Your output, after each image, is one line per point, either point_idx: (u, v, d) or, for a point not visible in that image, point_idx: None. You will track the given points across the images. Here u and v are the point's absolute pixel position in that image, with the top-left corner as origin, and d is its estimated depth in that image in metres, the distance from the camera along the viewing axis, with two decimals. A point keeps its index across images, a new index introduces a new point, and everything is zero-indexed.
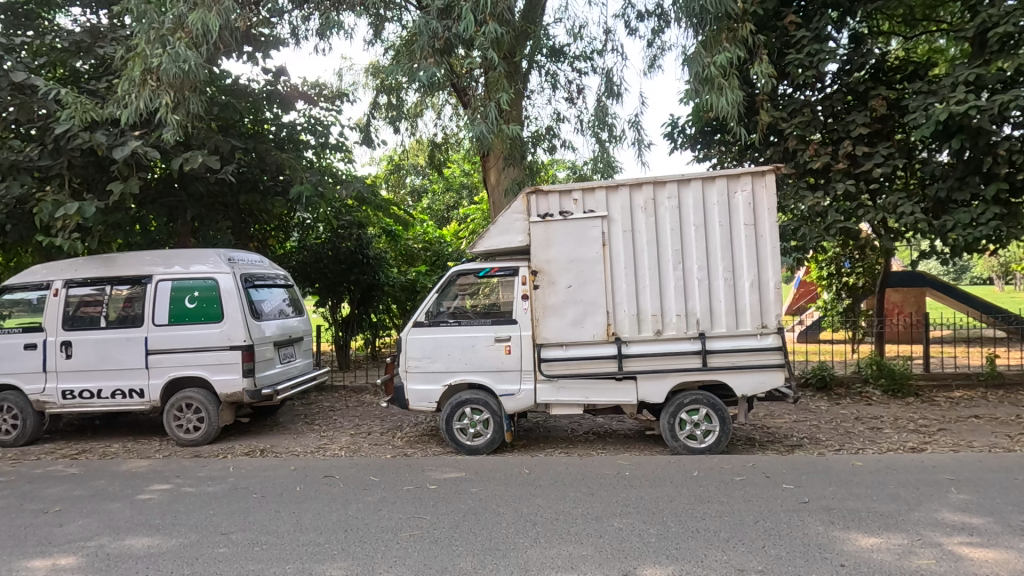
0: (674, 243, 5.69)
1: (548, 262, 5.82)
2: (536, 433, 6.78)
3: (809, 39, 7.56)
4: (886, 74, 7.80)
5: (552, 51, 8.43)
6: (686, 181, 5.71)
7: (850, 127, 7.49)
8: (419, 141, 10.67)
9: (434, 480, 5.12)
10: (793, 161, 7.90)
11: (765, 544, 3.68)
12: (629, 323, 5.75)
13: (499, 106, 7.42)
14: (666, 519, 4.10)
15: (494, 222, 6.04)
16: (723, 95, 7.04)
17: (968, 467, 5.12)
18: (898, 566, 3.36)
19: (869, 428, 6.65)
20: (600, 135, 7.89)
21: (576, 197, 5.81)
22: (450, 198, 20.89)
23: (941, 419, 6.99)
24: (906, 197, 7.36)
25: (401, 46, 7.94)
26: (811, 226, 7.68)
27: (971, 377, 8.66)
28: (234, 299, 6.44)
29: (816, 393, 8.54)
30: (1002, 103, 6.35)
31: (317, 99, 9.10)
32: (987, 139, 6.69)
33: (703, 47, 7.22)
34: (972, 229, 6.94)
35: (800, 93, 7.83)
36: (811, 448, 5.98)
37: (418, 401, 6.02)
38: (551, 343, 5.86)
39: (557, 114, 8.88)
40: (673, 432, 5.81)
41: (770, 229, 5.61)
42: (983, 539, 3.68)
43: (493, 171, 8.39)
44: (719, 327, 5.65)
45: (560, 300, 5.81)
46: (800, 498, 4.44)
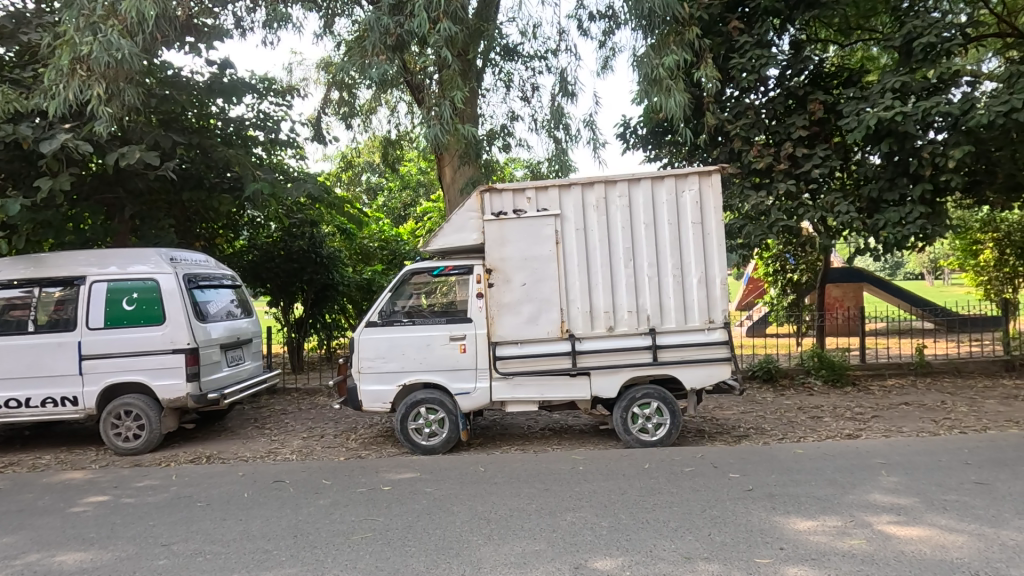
0: (625, 241, 5.81)
1: (503, 260, 5.84)
2: (492, 431, 6.80)
3: (752, 44, 7.86)
4: (824, 80, 8.19)
5: (506, 50, 8.44)
6: (636, 180, 5.83)
7: (791, 129, 7.85)
8: (373, 137, 10.48)
9: (388, 482, 5.05)
10: (738, 161, 8.21)
11: (712, 531, 3.82)
12: (582, 320, 5.84)
13: (454, 104, 7.40)
14: (618, 511, 4.18)
15: (447, 220, 6.02)
16: (671, 96, 7.23)
17: (898, 451, 5.45)
18: (833, 546, 3.54)
19: (810, 417, 6.98)
20: (555, 134, 7.96)
21: (529, 195, 5.85)
22: (408, 196, 20.64)
23: (875, 407, 7.43)
24: (842, 197, 7.76)
25: (353, 41, 7.79)
26: (755, 225, 8.00)
27: (902, 366, 9.25)
28: (177, 300, 6.18)
29: (762, 384, 8.91)
30: (926, 109, 6.80)
31: (265, 94, 8.86)
32: (912, 143, 7.14)
33: (652, 49, 7.40)
34: (902, 227, 7.37)
35: (744, 96, 8.11)
36: (756, 438, 6.22)
37: (372, 402, 5.93)
38: (507, 341, 5.88)
39: (511, 113, 8.90)
40: (625, 426, 5.93)
41: (716, 227, 5.80)
42: (909, 518, 3.92)
43: (448, 169, 8.37)
44: (669, 322, 5.80)
45: (515, 298, 5.84)
46: (745, 487, 4.61)
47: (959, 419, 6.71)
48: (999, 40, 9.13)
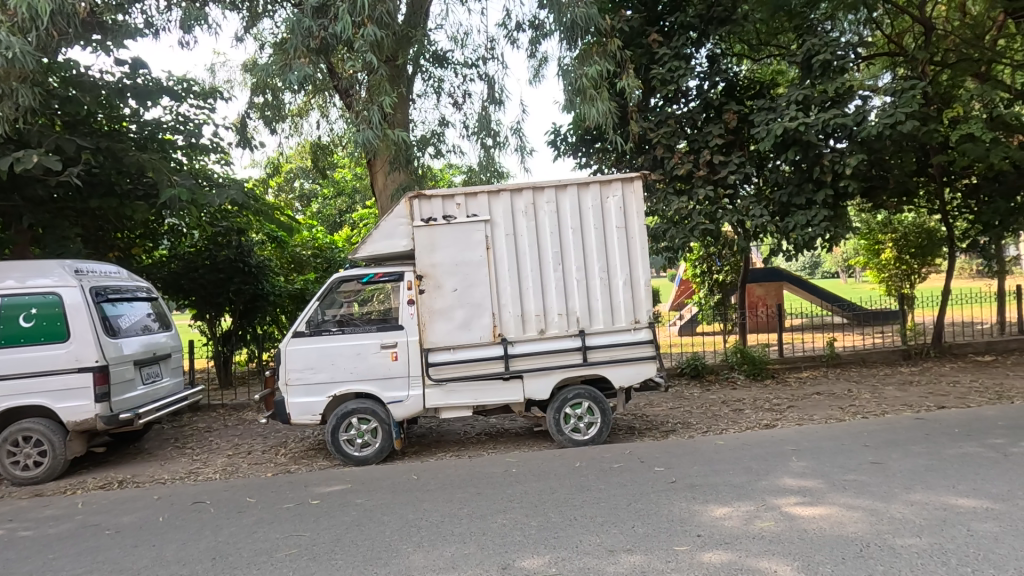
0: (553, 245, 5.95)
1: (433, 266, 5.83)
2: (428, 438, 6.76)
3: (670, 57, 8.31)
4: (738, 92, 8.73)
5: (436, 57, 8.46)
6: (563, 186, 5.99)
7: (708, 138, 8.33)
8: (302, 142, 10.19)
9: (317, 495, 4.92)
10: (662, 168, 8.60)
11: (636, 523, 3.96)
12: (514, 323, 5.92)
13: (382, 109, 7.32)
14: (548, 510, 4.27)
15: (376, 226, 5.95)
16: (595, 105, 7.50)
17: (808, 438, 5.85)
18: (745, 530, 3.77)
19: (733, 410, 7.38)
20: (485, 141, 8.04)
21: (459, 201, 5.88)
22: (343, 202, 20.19)
23: (791, 397, 7.95)
24: (756, 201, 8.26)
25: (277, 43, 7.57)
26: (678, 228, 8.43)
27: (816, 359, 9.97)
28: (83, 315, 5.78)
29: (690, 381, 9.34)
30: (826, 120, 7.38)
31: (185, 95, 8.45)
32: (816, 151, 7.73)
33: (577, 59, 7.65)
34: (809, 229, 7.92)
35: (666, 105, 8.52)
36: (682, 432, 6.51)
37: (301, 414, 5.76)
38: (439, 347, 5.86)
39: (444, 119, 8.91)
40: (559, 426, 6.04)
41: (639, 231, 6.04)
42: (813, 499, 4.23)
43: (380, 175, 8.32)
44: (598, 324, 5.99)
45: (447, 304, 5.84)
46: (668, 479, 4.81)
47: (863, 405, 7.30)
48: (888, 58, 10.02)
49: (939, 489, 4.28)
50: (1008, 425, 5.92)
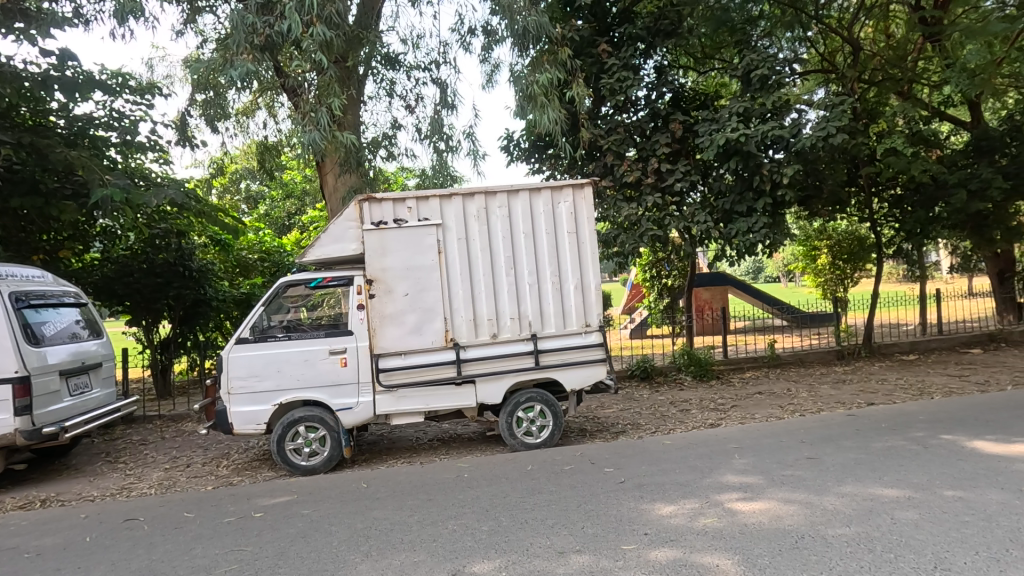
0: (505, 249, 5.98)
1: (384, 271, 5.75)
2: (379, 445, 6.64)
3: (619, 67, 8.54)
4: (684, 103, 9.06)
5: (387, 59, 8.36)
6: (515, 192, 6.03)
7: (656, 146, 8.59)
8: (247, 142, 9.80)
9: (261, 508, 4.74)
10: (612, 175, 8.82)
11: (585, 524, 4.02)
12: (466, 328, 5.90)
13: (331, 110, 7.18)
14: (499, 515, 4.27)
15: (324, 230, 5.81)
16: (546, 112, 7.60)
17: (749, 436, 6.10)
18: (690, 527, 3.88)
19: (680, 410, 7.60)
20: (438, 145, 8.02)
21: (410, 205, 5.83)
22: (293, 205, 19.62)
23: (734, 397, 8.27)
24: (700, 208, 8.56)
25: (220, 39, 7.32)
26: (628, 234, 8.65)
27: (757, 360, 10.39)
28: (2, 322, 5.38)
29: (639, 383, 9.56)
30: (765, 131, 7.75)
31: (120, 90, 8.03)
32: (755, 161, 8.09)
33: (529, 66, 7.75)
34: (750, 235, 8.27)
35: (616, 113, 8.73)
36: (631, 433, 6.66)
37: (244, 424, 5.55)
38: (390, 353, 5.77)
39: (396, 122, 8.81)
40: (511, 430, 6.06)
41: (589, 236, 6.15)
42: (754, 494, 4.41)
43: (329, 176, 8.15)
44: (550, 328, 6.05)
45: (397, 309, 5.76)
46: (617, 479, 4.91)
47: (800, 403, 7.67)
48: (821, 75, 10.63)
49: (867, 481, 4.55)
50: (929, 419, 6.36)
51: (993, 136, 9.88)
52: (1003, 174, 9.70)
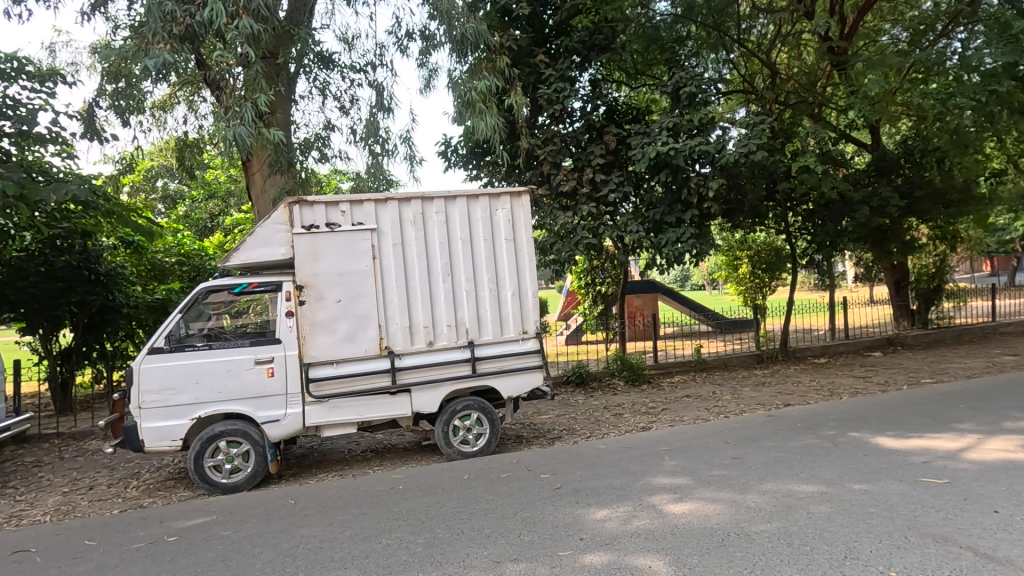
0: (442, 255, 5.91)
1: (315, 276, 5.51)
2: (308, 459, 6.35)
3: (556, 78, 8.70)
4: (618, 116, 9.36)
5: (321, 58, 8.08)
6: (452, 198, 5.99)
7: (591, 157, 8.81)
8: (165, 138, 9.17)
9: (175, 531, 4.40)
10: (548, 184, 8.96)
11: (522, 532, 4.01)
12: (402, 336, 5.76)
13: (258, 106, 6.84)
14: (434, 526, 4.19)
15: (250, 233, 5.52)
16: (484, 119, 7.61)
17: (678, 438, 6.33)
18: (623, 530, 3.96)
19: (613, 415, 7.79)
20: (373, 147, 7.83)
21: (343, 209, 5.64)
22: (215, 206, 18.55)
23: (664, 400, 8.58)
24: (633, 218, 8.85)
25: (134, 26, 6.83)
26: (564, 242, 8.81)
27: (685, 364, 10.83)
28: None
29: (575, 388, 9.72)
30: (692, 146, 8.13)
31: (15, 75, 7.30)
32: (683, 174, 8.46)
33: (467, 73, 7.75)
34: (679, 245, 8.63)
35: (552, 123, 8.89)
36: (567, 438, 6.75)
37: (157, 441, 5.15)
38: (321, 362, 5.53)
39: (329, 123, 8.54)
40: (447, 439, 5.96)
41: (526, 244, 6.20)
42: (683, 495, 4.57)
43: (256, 177, 7.78)
44: (487, 335, 6.03)
45: (329, 316, 5.54)
46: (553, 485, 4.94)
47: (725, 405, 8.07)
48: (743, 95, 11.30)
49: (785, 478, 4.82)
50: (838, 418, 6.85)
51: (890, 158, 10.87)
52: (899, 193, 10.69)
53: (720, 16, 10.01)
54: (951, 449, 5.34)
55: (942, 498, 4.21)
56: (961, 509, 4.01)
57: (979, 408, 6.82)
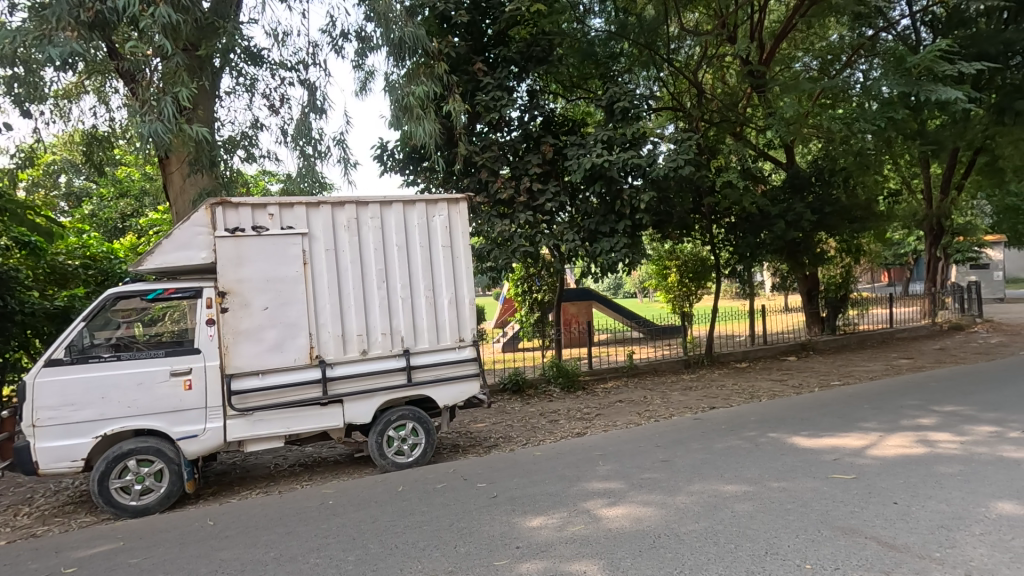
0: (377, 262, 5.77)
1: (239, 282, 5.21)
2: (230, 476, 5.98)
3: (494, 86, 8.75)
4: (554, 127, 9.54)
5: (249, 54, 7.72)
6: (388, 203, 5.87)
7: (528, 166, 8.92)
8: (70, 131, 8.42)
9: (74, 561, 4.00)
10: (486, 192, 8.98)
11: (457, 543, 3.96)
12: (333, 344, 5.56)
13: (178, 101, 6.41)
14: (367, 542, 4.05)
15: (167, 235, 5.15)
16: (421, 125, 7.54)
17: (612, 443, 6.49)
18: (558, 536, 3.99)
19: (549, 421, 7.87)
20: (304, 148, 7.54)
21: (272, 212, 5.39)
22: (128, 205, 17.23)
23: (598, 406, 8.77)
24: (569, 227, 9.01)
25: (34, 7, 6.24)
26: (501, 250, 8.84)
27: (618, 369, 11.15)
28: None
29: (511, 396, 9.74)
30: (625, 159, 8.40)
31: None
32: (617, 186, 8.73)
33: (404, 77, 7.65)
34: (612, 254, 8.87)
35: (490, 132, 8.93)
36: (503, 446, 6.75)
37: (54, 462, 4.68)
38: (245, 372, 5.23)
39: (257, 122, 8.15)
40: (381, 450, 5.79)
41: (463, 251, 6.19)
42: (616, 499, 4.67)
43: (175, 175, 7.30)
44: (423, 343, 5.93)
45: (255, 324, 5.26)
46: (490, 494, 4.92)
47: (655, 409, 8.36)
48: (672, 112, 11.84)
49: (711, 479, 5.03)
50: (758, 420, 7.26)
51: (802, 176, 11.71)
52: (811, 209, 11.52)
53: (651, 36, 10.46)
54: (857, 446, 5.79)
55: (850, 492, 4.54)
56: (865, 502, 4.34)
57: (880, 407, 7.45)
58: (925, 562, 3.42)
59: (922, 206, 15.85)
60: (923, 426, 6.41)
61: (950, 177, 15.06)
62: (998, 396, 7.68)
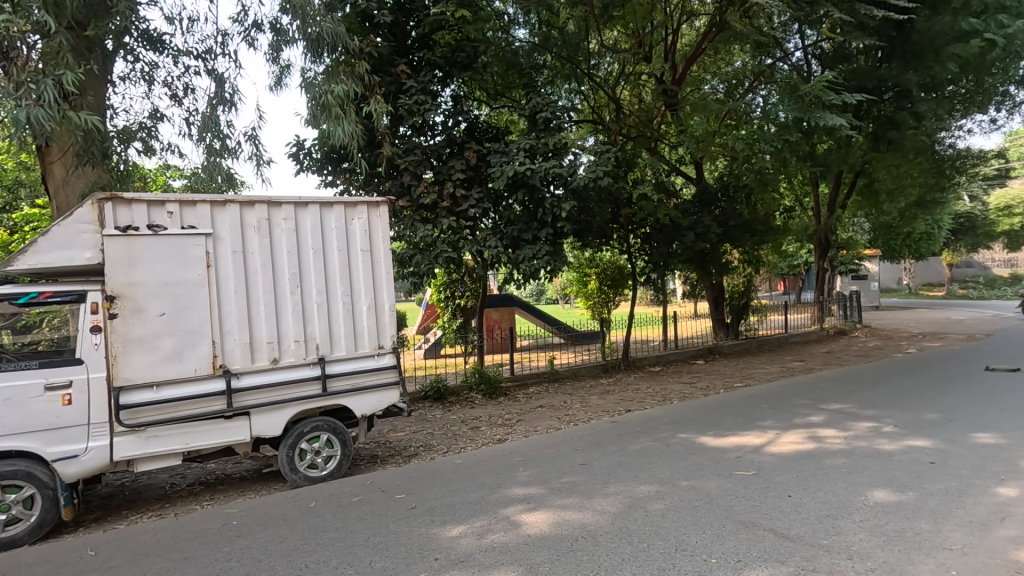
0: (291, 266, 5.49)
1: (132, 286, 4.76)
2: (118, 498, 5.42)
3: (417, 89, 8.63)
4: (478, 133, 9.56)
5: (148, 38, 7.12)
6: (303, 204, 5.61)
7: (452, 172, 8.87)
8: None
9: None
10: (409, 196, 8.82)
11: (373, 559, 3.82)
12: (240, 353, 5.21)
13: (62, 84, 5.77)
14: (274, 564, 3.80)
15: (43, 233, 4.59)
16: (341, 125, 7.28)
17: (532, 448, 6.55)
18: (477, 545, 3.96)
19: (470, 428, 7.82)
20: (210, 143, 7.04)
21: (171, 210, 4.98)
22: None
23: (520, 412, 8.84)
24: (492, 234, 9.02)
25: None
26: (423, 255, 8.72)
27: (540, 375, 11.29)
28: None
29: (432, 403, 9.60)
30: (547, 168, 8.55)
31: None
32: (539, 194, 8.87)
33: (323, 75, 7.37)
34: (534, 261, 9.00)
35: (413, 135, 8.80)
36: (423, 455, 6.61)
37: None
38: (136, 385, 4.77)
39: (157, 112, 7.52)
40: (292, 464, 5.47)
41: (384, 256, 6.04)
42: (536, 504, 4.71)
43: (57, 166, 6.55)
44: (339, 350, 5.71)
45: (149, 332, 4.81)
46: (409, 505, 4.79)
47: (574, 414, 8.54)
48: (592, 125, 12.25)
49: (626, 480, 5.20)
50: (669, 421, 7.62)
51: (710, 192, 12.48)
52: (718, 222, 12.30)
53: (572, 50, 10.80)
54: (757, 444, 6.22)
55: (751, 488, 4.87)
56: (764, 496, 4.67)
57: (776, 407, 8.05)
58: (815, 550, 3.71)
59: (813, 222, 17.42)
60: (812, 424, 7.01)
61: (836, 197, 16.68)
62: (875, 395, 8.54)
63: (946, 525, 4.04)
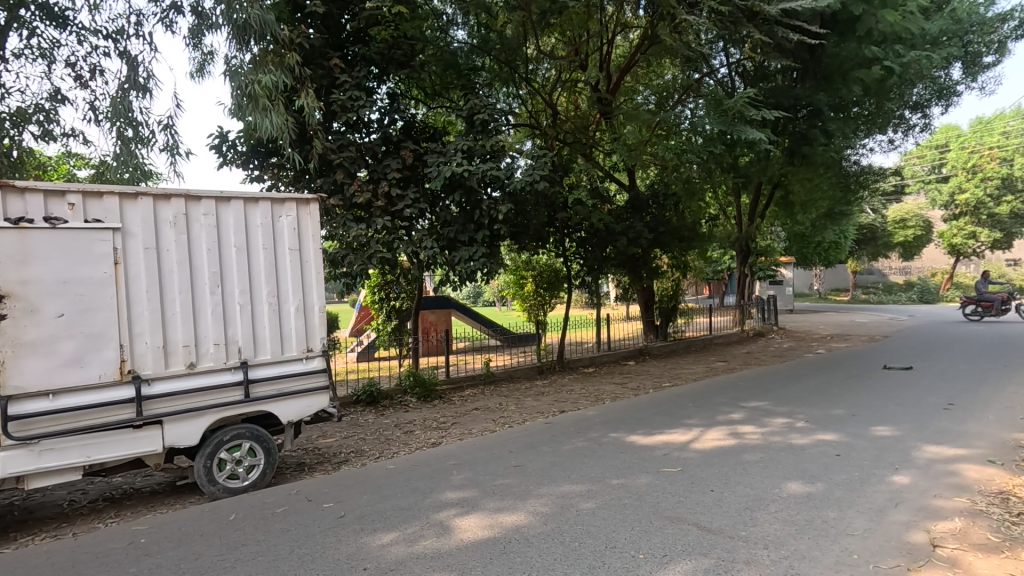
0: (211, 264, 5.17)
1: (24, 284, 4.31)
2: (5, 519, 4.89)
3: (351, 85, 8.38)
4: (414, 133, 9.41)
5: (49, 13, 6.52)
6: (225, 199, 5.30)
7: (387, 170, 8.67)
8: None
9: None
10: (341, 194, 8.55)
11: (297, 572, 3.64)
12: (152, 357, 4.84)
13: None
14: None
15: None
16: (267, 117, 6.95)
17: (466, 451, 6.50)
18: (408, 552, 3.87)
19: (404, 432, 7.66)
20: (121, 131, 6.52)
21: (73, 202, 4.56)
22: None
23: (455, 415, 8.75)
24: (429, 235, 8.87)
25: None
26: (356, 254, 8.47)
27: (476, 378, 11.21)
28: None
29: (365, 408, 9.33)
30: (484, 170, 8.53)
31: None
32: (476, 196, 8.83)
33: (250, 64, 7.00)
34: (470, 263, 8.95)
35: (347, 131, 8.55)
36: (354, 461, 6.40)
37: None
38: (28, 393, 4.32)
39: (58, 94, 6.89)
40: (210, 475, 5.13)
41: (313, 256, 5.82)
42: (469, 507, 4.67)
43: None
44: (264, 354, 5.44)
45: (44, 334, 4.37)
46: (337, 514, 4.61)
47: (509, 416, 8.56)
48: (529, 129, 12.39)
49: (559, 481, 5.26)
50: (601, 421, 7.79)
51: (641, 199, 12.90)
52: (649, 229, 12.71)
53: (511, 54, 10.87)
54: (683, 441, 6.47)
55: (676, 483, 5.06)
56: (689, 491, 4.86)
57: (701, 406, 8.43)
58: (734, 541, 3.90)
59: (735, 230, 18.44)
60: (733, 421, 7.39)
61: (756, 207, 17.74)
62: (790, 393, 9.12)
63: (849, 512, 4.37)
